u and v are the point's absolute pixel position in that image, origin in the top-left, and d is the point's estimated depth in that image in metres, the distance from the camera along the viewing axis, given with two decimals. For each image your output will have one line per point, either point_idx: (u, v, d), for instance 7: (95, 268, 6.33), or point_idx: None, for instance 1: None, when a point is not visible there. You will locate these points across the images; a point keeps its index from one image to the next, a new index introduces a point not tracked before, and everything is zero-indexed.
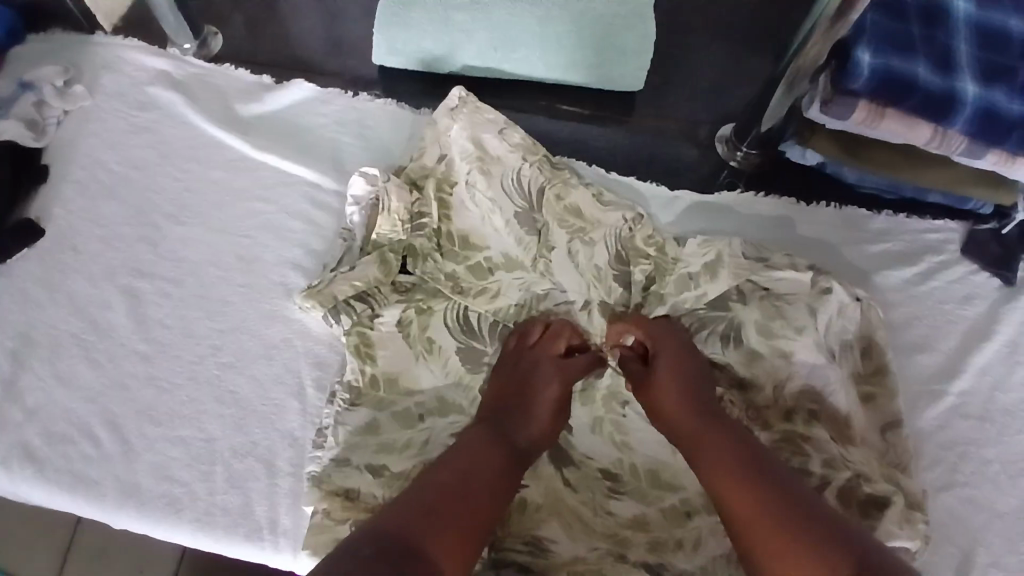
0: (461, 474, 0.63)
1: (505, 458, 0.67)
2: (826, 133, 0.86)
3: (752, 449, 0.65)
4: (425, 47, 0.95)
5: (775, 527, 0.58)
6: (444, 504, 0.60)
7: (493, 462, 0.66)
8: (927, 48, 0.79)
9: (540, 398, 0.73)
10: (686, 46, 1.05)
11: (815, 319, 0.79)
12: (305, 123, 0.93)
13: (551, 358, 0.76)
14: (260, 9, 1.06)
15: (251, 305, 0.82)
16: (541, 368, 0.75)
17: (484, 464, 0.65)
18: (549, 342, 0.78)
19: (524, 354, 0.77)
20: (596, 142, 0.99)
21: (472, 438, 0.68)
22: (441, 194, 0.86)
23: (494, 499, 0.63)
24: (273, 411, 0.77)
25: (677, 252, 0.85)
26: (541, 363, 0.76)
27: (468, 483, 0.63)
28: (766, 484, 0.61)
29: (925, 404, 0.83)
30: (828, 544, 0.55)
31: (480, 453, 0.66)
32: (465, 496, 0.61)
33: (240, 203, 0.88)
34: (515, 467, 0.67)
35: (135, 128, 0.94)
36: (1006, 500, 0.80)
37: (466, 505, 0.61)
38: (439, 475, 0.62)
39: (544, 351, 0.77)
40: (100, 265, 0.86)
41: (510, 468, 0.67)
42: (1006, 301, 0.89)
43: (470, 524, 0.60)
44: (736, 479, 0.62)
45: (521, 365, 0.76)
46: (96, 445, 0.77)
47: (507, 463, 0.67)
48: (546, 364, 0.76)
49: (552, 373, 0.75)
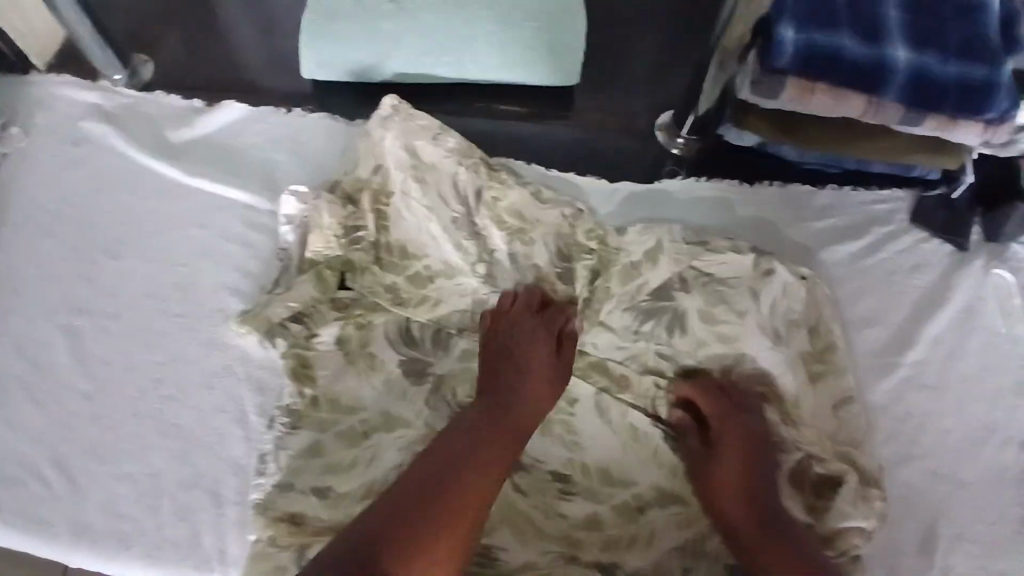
0: (454, 463, 0.64)
1: (499, 441, 0.67)
2: (759, 115, 0.84)
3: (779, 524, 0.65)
4: (353, 57, 0.94)
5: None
6: (437, 495, 0.62)
7: (488, 444, 0.66)
8: (854, 18, 0.76)
9: (531, 372, 0.73)
10: (619, 35, 1.04)
11: (757, 302, 0.78)
12: (237, 144, 0.92)
13: (543, 335, 0.76)
14: (191, 36, 1.06)
15: (189, 335, 0.82)
16: (534, 349, 0.75)
17: (481, 451, 0.66)
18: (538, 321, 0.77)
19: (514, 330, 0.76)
20: (535, 138, 0.98)
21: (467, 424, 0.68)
22: (377, 207, 0.85)
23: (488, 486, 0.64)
24: (217, 440, 0.78)
25: (619, 241, 0.84)
26: (533, 342, 0.75)
27: (462, 473, 0.64)
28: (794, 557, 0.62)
29: (877, 377, 0.82)
30: None
31: (475, 439, 0.67)
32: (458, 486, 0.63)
33: (175, 231, 0.88)
34: (511, 446, 0.68)
35: (69, 164, 0.93)
36: (968, 469, 0.79)
37: (449, 485, 0.63)
38: (433, 466, 0.64)
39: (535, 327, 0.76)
40: (42, 305, 0.85)
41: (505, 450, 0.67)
42: (958, 267, 0.89)
43: (462, 518, 0.61)
44: (764, 539, 0.64)
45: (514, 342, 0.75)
46: (44, 486, 0.77)
47: (501, 444, 0.67)
48: (538, 343, 0.75)
49: (541, 353, 0.75)
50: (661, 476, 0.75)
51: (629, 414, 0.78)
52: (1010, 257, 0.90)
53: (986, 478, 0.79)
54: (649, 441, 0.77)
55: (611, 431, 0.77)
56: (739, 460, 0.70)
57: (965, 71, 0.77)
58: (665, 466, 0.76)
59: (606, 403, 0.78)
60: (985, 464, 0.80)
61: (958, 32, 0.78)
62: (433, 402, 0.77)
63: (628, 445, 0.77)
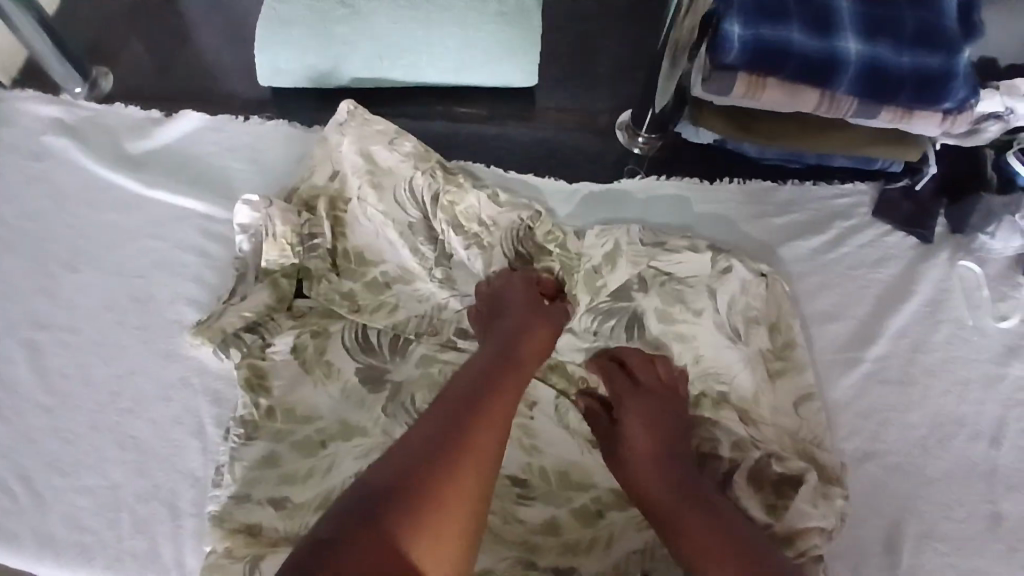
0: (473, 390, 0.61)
1: (512, 371, 0.65)
2: (714, 111, 0.84)
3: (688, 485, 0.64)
4: (311, 64, 0.94)
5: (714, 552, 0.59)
6: (460, 418, 0.58)
7: (500, 373, 0.64)
8: (804, 10, 0.75)
9: (535, 317, 0.72)
10: (576, 41, 1.06)
11: (715, 301, 0.78)
12: (195, 153, 0.94)
13: (526, 290, 0.76)
14: (152, 47, 1.06)
15: (148, 346, 0.83)
16: (520, 302, 0.74)
17: (497, 378, 0.63)
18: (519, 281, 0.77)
19: (497, 294, 0.76)
20: (496, 141, 0.98)
21: (476, 362, 0.66)
22: (334, 213, 0.85)
23: (508, 406, 0.61)
24: (174, 452, 0.78)
25: (578, 244, 0.83)
26: (519, 297, 0.75)
27: (480, 396, 0.61)
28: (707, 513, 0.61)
29: (839, 373, 0.82)
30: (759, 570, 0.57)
31: (487, 369, 0.64)
32: (480, 409, 0.59)
33: (136, 243, 0.89)
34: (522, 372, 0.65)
35: (30, 179, 0.93)
36: (934, 465, 0.78)
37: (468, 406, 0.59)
38: (452, 396, 0.60)
39: (517, 285, 0.76)
40: (2, 320, 0.85)
41: (520, 377, 0.65)
42: (924, 259, 0.88)
43: (495, 427, 0.59)
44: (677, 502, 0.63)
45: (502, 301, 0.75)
46: (2, 501, 0.76)
47: (513, 371, 0.65)
48: (523, 297, 0.75)
49: (528, 303, 0.74)
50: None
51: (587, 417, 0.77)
52: (977, 248, 0.89)
53: (952, 473, 0.78)
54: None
55: (570, 434, 0.77)
56: (647, 429, 0.69)
57: (921, 61, 0.75)
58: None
59: (564, 408, 0.78)
60: (953, 459, 0.78)
61: (914, 18, 0.76)
62: (390, 409, 0.75)
63: (587, 448, 0.76)
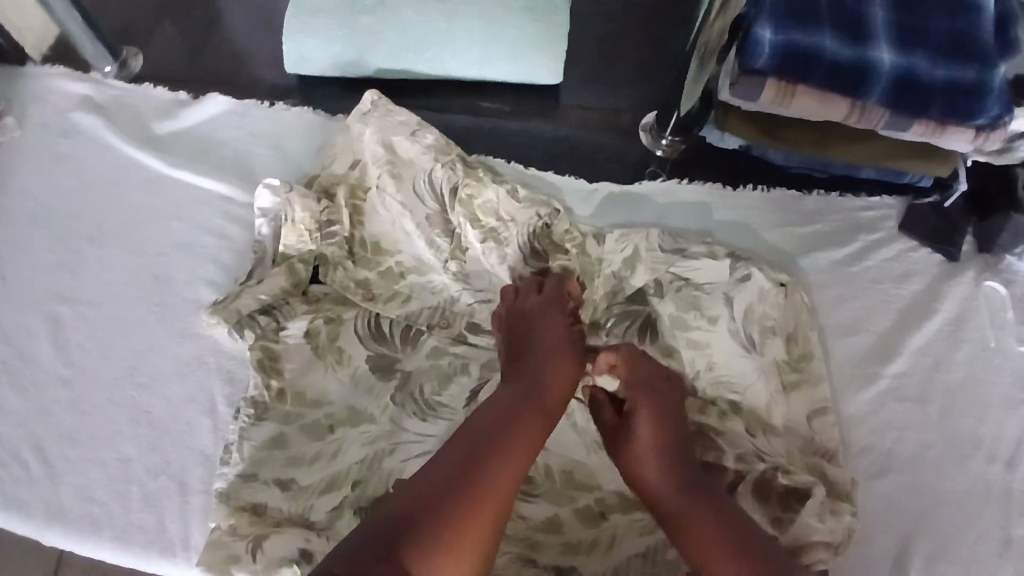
0: (492, 433, 0.60)
1: (537, 411, 0.63)
2: (740, 115, 0.83)
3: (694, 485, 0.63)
4: (336, 52, 0.95)
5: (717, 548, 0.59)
6: (483, 456, 0.58)
7: (524, 413, 0.62)
8: (837, 18, 0.74)
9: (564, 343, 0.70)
10: (603, 40, 1.05)
11: (731, 308, 0.77)
12: (221, 136, 0.95)
13: (557, 310, 0.73)
14: (183, 30, 1.08)
15: (165, 324, 0.84)
16: (549, 325, 0.71)
17: (522, 416, 0.62)
18: (551, 297, 0.74)
19: (526, 310, 0.73)
20: (518, 136, 0.98)
21: (499, 396, 0.64)
22: (354, 201, 0.85)
23: (528, 453, 0.60)
24: (186, 429, 0.79)
25: (600, 251, 0.82)
26: (549, 318, 0.72)
27: (500, 440, 0.59)
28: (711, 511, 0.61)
29: (855, 388, 0.80)
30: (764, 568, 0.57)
31: (510, 408, 0.62)
32: (501, 447, 0.59)
33: (157, 223, 0.90)
34: (547, 413, 0.64)
35: (59, 155, 0.95)
36: (949, 486, 0.76)
37: (489, 445, 0.59)
38: (474, 431, 0.60)
39: (548, 302, 0.74)
40: (26, 292, 0.87)
41: (543, 419, 0.63)
42: (949, 277, 0.86)
43: (512, 472, 0.58)
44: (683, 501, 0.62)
45: (529, 320, 0.72)
46: (17, 470, 0.78)
47: (535, 411, 0.63)
48: (554, 319, 0.72)
49: (558, 327, 0.72)
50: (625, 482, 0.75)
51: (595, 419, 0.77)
52: (1003, 268, 0.87)
53: (968, 496, 0.76)
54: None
55: (576, 434, 0.77)
56: (656, 425, 0.67)
57: (955, 74, 0.74)
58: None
59: (571, 408, 0.78)
60: (969, 481, 0.77)
61: (949, 29, 0.75)
62: (399, 398, 0.76)
63: (593, 449, 0.76)
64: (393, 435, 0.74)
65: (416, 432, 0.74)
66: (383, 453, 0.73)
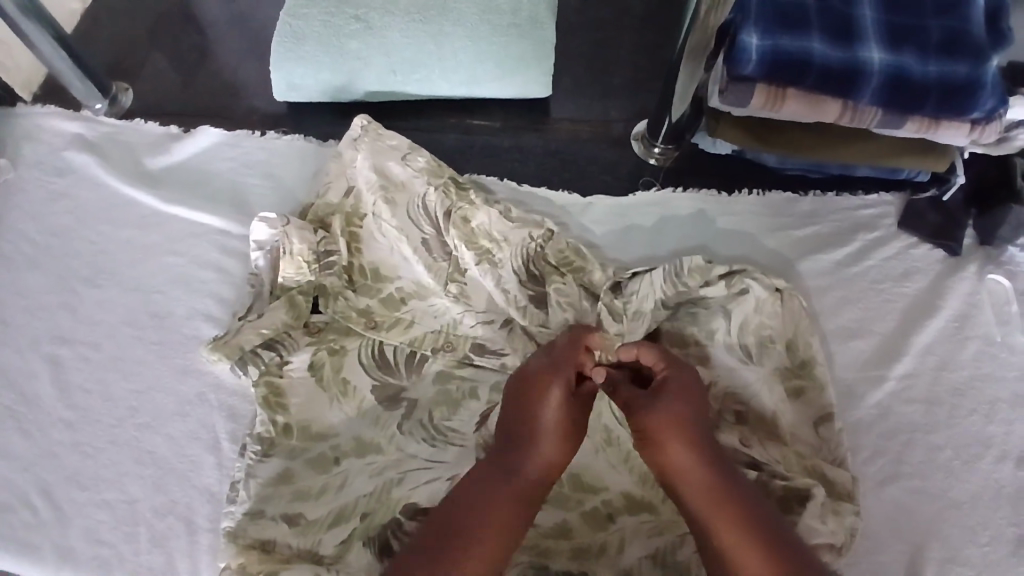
0: (459, 524, 0.60)
1: (513, 506, 0.61)
2: (731, 121, 0.82)
3: (724, 475, 0.62)
4: (324, 79, 0.95)
5: (745, 542, 0.59)
6: (457, 538, 0.59)
7: (494, 516, 0.60)
8: (823, 20, 0.73)
9: (565, 412, 0.64)
10: (591, 50, 1.05)
11: (729, 322, 0.76)
12: (213, 168, 0.95)
13: (563, 390, 0.65)
14: (171, 61, 1.08)
15: (166, 362, 0.84)
16: (552, 407, 0.64)
17: (499, 501, 0.61)
18: (563, 366, 0.67)
19: (533, 379, 0.66)
20: (508, 153, 0.97)
21: (476, 476, 0.63)
22: (349, 229, 0.84)
23: (497, 553, 0.60)
24: (190, 467, 0.79)
25: (618, 329, 0.76)
26: (553, 398, 0.64)
27: (477, 524, 0.60)
28: (736, 503, 0.60)
29: (862, 393, 0.80)
30: (789, 560, 0.58)
31: (482, 495, 0.61)
32: (476, 533, 0.59)
33: (153, 260, 0.90)
34: (524, 506, 0.62)
35: (53, 195, 0.95)
36: (961, 488, 0.75)
37: (463, 529, 0.60)
38: (454, 509, 0.61)
39: (559, 378, 0.66)
40: (27, 335, 0.87)
41: (523, 502, 0.62)
42: (952, 271, 0.86)
43: (488, 556, 0.59)
44: (711, 493, 0.61)
45: (531, 396, 0.65)
46: (23, 514, 0.78)
47: (511, 506, 0.61)
48: (559, 399, 0.64)
49: (562, 411, 0.64)
50: (631, 483, 0.74)
51: (602, 416, 0.76)
52: (1005, 261, 0.86)
53: (981, 497, 0.75)
54: (622, 445, 0.75)
55: (584, 433, 0.75)
56: (684, 407, 0.64)
57: (947, 70, 0.73)
58: (636, 471, 0.74)
59: None
60: (979, 481, 0.76)
61: (938, 25, 0.74)
62: (406, 427, 0.76)
63: (601, 448, 0.75)
64: (400, 463, 0.74)
65: (423, 459, 0.74)
66: (391, 483, 0.72)
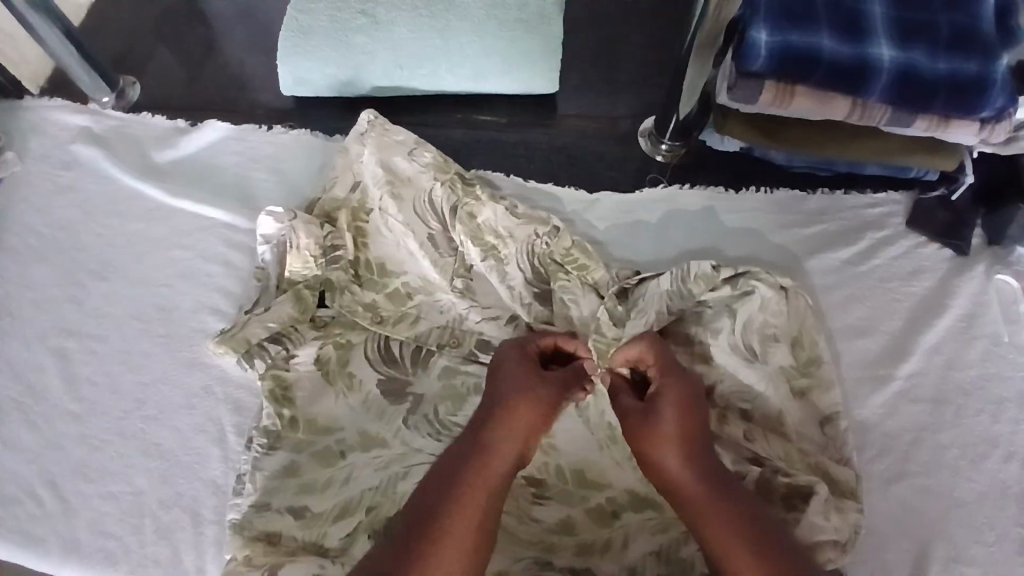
0: (430, 497, 0.59)
1: (479, 472, 0.60)
2: (739, 117, 0.81)
3: (711, 471, 0.62)
4: (330, 74, 0.95)
5: (730, 535, 0.59)
6: (428, 511, 0.58)
7: (462, 483, 0.60)
8: (833, 15, 0.73)
9: (525, 382, 0.66)
10: (598, 46, 1.05)
11: (734, 321, 0.76)
12: (219, 162, 0.96)
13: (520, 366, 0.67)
14: (177, 55, 1.08)
15: (172, 355, 0.85)
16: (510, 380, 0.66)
17: (465, 468, 0.61)
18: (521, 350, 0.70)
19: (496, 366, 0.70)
20: (515, 149, 0.97)
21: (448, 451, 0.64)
22: (356, 224, 0.84)
23: (466, 520, 0.58)
24: (196, 460, 0.79)
25: (617, 332, 0.74)
26: (510, 372, 0.67)
27: (445, 494, 0.59)
28: (723, 499, 0.61)
29: (867, 392, 0.79)
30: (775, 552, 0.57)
31: (450, 466, 0.61)
32: (443, 502, 0.59)
33: (161, 253, 0.90)
34: (490, 471, 0.61)
35: (60, 188, 0.95)
36: (967, 488, 0.75)
37: (432, 499, 0.59)
38: (428, 485, 0.61)
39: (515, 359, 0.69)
40: (34, 327, 0.87)
41: (489, 466, 0.61)
42: (959, 271, 0.85)
43: (455, 523, 0.58)
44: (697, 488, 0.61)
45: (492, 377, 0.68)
46: (29, 506, 0.78)
47: (477, 472, 0.61)
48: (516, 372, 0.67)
49: (520, 380, 0.66)
50: (636, 480, 0.74)
51: (607, 414, 0.76)
52: (1013, 261, 0.86)
53: (986, 497, 0.75)
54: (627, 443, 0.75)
55: (589, 430, 0.75)
56: (670, 402, 0.65)
57: (957, 67, 0.72)
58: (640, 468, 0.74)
59: (586, 402, 0.76)
60: (985, 481, 0.75)
61: (948, 21, 0.73)
62: (412, 421, 0.76)
63: (605, 445, 0.75)
64: (405, 458, 0.74)
65: (428, 453, 0.74)
66: (397, 477, 0.72)
